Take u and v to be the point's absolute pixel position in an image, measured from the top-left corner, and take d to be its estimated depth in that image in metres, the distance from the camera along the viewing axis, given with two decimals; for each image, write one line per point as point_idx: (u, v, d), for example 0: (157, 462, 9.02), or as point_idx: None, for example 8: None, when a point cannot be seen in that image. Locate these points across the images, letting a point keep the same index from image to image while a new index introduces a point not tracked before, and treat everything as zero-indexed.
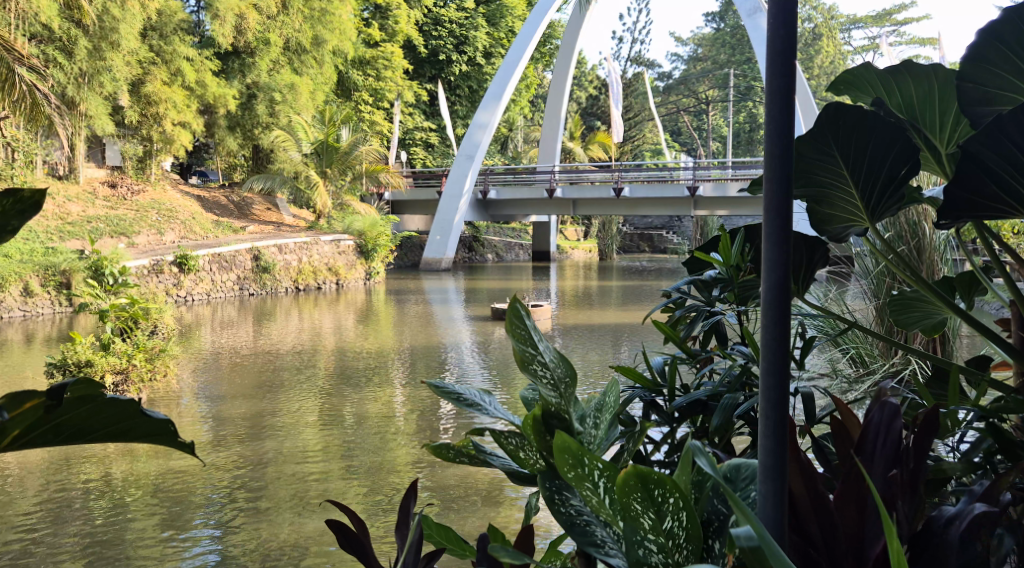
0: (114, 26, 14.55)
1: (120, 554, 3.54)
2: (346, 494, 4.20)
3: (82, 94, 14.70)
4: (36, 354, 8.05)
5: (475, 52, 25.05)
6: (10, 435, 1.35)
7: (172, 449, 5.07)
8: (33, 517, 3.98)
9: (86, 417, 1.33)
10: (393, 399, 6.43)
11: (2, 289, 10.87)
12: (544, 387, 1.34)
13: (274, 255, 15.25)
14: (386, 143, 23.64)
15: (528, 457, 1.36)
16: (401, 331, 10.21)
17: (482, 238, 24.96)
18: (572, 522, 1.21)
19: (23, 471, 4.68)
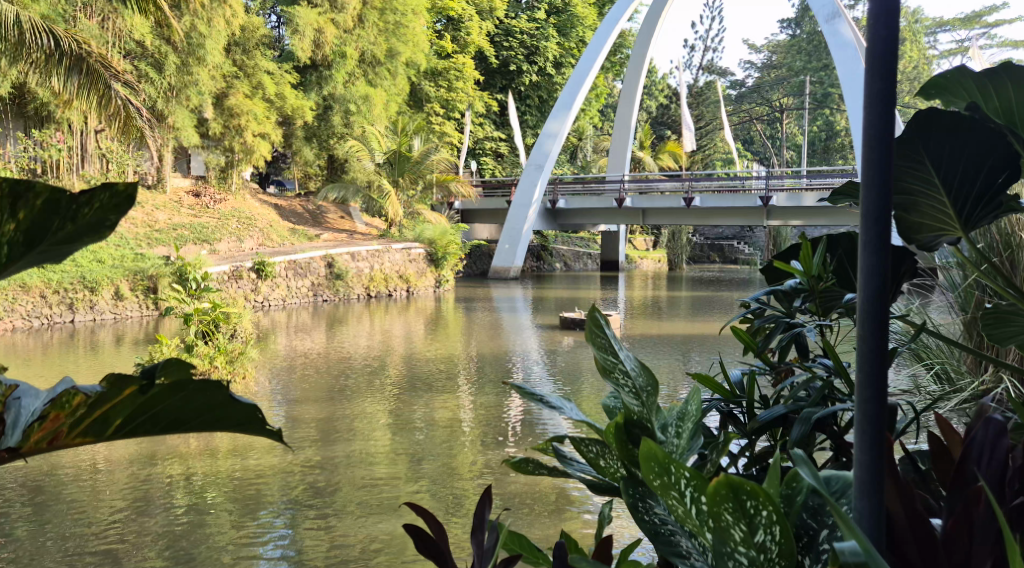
0: (201, 42, 15.06)
1: (198, 549, 3.62)
2: (411, 499, 4.21)
3: (171, 107, 15.17)
4: (123, 356, 8.33)
5: (546, 63, 25.10)
6: (111, 424, 1.28)
7: (249, 449, 5.19)
8: (119, 511, 4.11)
9: (181, 405, 1.24)
10: (460, 406, 6.45)
11: (94, 294, 11.27)
12: (627, 394, 1.32)
13: (347, 262, 15.55)
14: (458, 153, 23.79)
15: (608, 465, 1.33)
16: (465, 339, 10.24)
17: (551, 248, 24.98)
18: (655, 531, 1.18)
19: (111, 466, 4.85)
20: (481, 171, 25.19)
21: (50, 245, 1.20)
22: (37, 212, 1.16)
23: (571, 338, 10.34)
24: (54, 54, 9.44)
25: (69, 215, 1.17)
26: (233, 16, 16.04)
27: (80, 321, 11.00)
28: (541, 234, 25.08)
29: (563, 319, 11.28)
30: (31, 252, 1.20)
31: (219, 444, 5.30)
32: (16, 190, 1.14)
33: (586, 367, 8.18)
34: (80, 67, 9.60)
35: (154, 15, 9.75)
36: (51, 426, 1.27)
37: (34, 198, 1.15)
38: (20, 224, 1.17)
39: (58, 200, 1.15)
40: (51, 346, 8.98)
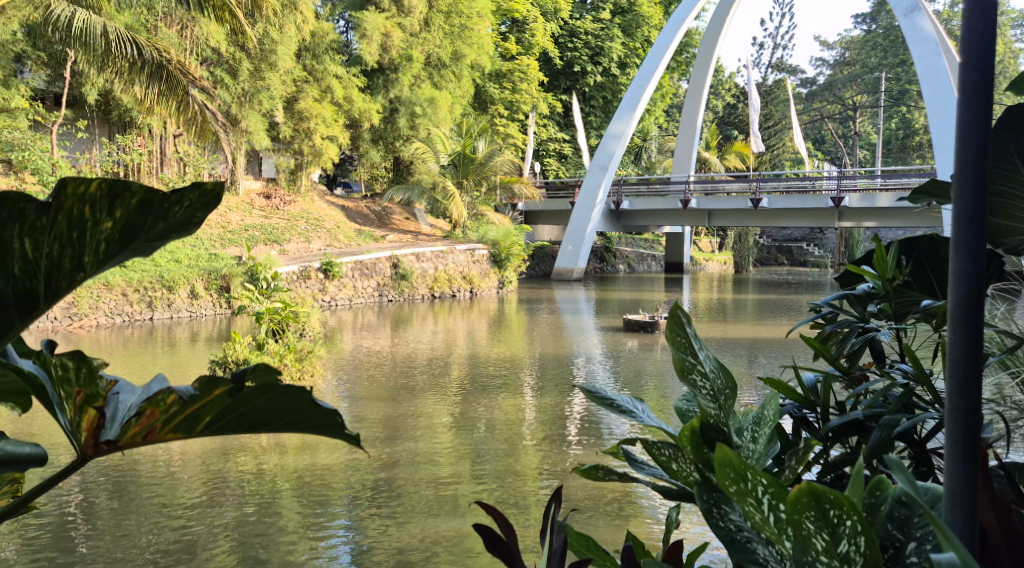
0: (273, 48, 15.38)
1: (266, 545, 3.64)
2: (471, 502, 4.19)
3: (244, 112, 15.52)
4: (198, 352, 8.56)
5: (611, 63, 24.99)
6: (200, 420, 1.15)
7: (317, 446, 5.27)
8: (192, 502, 4.20)
9: (266, 407, 1.11)
10: (522, 407, 6.45)
11: (172, 292, 11.60)
12: (703, 398, 1.22)
13: (412, 263, 15.70)
14: (522, 155, 23.82)
15: (682, 469, 1.22)
16: (528, 340, 10.25)
17: (615, 249, 24.85)
18: (733, 539, 1.06)
19: (187, 459, 4.99)
20: (544, 172, 25.15)
21: (147, 243, 1.09)
22: (133, 212, 1.05)
23: (633, 340, 10.30)
24: (136, 62, 9.77)
25: (160, 213, 1.06)
26: (304, 22, 16.36)
27: (158, 318, 11.32)
28: (605, 236, 24.96)
29: (625, 321, 11.24)
30: (126, 249, 1.08)
31: (288, 439, 5.40)
32: (111, 188, 1.03)
33: (648, 370, 8.12)
34: (160, 73, 9.89)
35: (229, 23, 9.98)
36: (146, 422, 1.13)
37: (131, 197, 1.04)
38: (118, 221, 1.06)
39: (153, 199, 1.04)
40: (132, 341, 9.29)
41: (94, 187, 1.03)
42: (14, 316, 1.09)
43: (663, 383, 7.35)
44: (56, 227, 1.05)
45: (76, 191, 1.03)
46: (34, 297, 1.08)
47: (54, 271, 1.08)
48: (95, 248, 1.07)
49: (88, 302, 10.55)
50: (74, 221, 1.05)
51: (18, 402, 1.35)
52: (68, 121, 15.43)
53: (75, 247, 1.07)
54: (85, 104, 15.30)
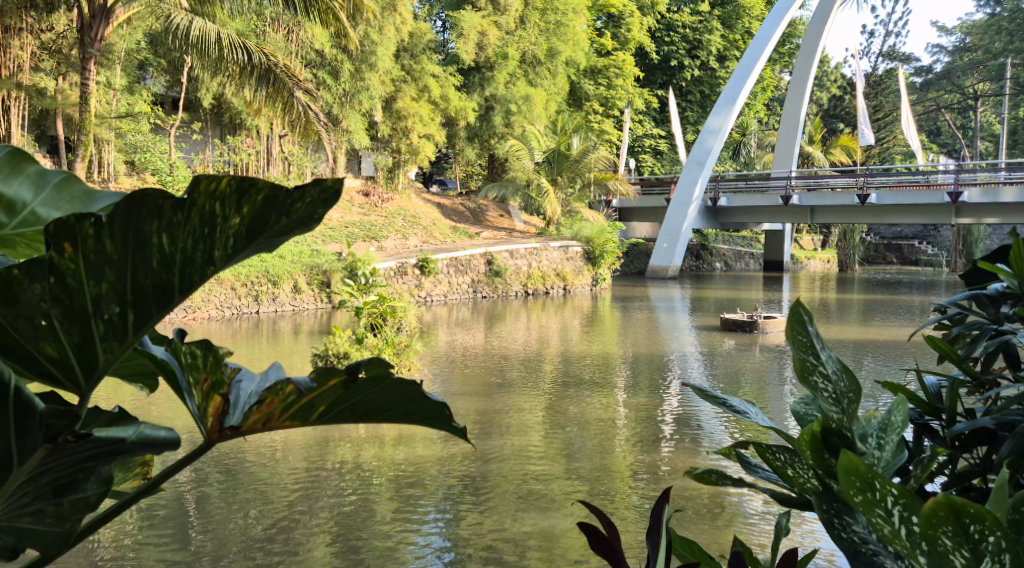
0: (373, 49, 15.69)
1: (364, 538, 3.67)
2: (565, 501, 4.16)
3: (344, 112, 15.92)
4: (301, 345, 8.80)
5: (709, 57, 24.58)
6: (315, 410, 1.03)
7: (414, 439, 5.34)
8: (292, 491, 4.29)
9: (375, 401, 1.03)
10: (615, 405, 6.40)
11: (277, 286, 11.93)
12: (825, 401, 0.92)
13: (506, 260, 15.80)
14: (617, 151, 23.66)
15: (798, 475, 0.98)
16: (625, 338, 10.17)
17: (711, 246, 24.52)
18: (861, 557, 0.86)
19: (289, 448, 5.14)
20: (639, 169, 24.87)
21: (273, 238, 0.84)
22: (261, 208, 0.82)
23: (730, 339, 10.10)
24: (246, 67, 10.13)
25: (283, 209, 0.82)
26: (403, 23, 16.66)
27: (264, 312, 11.69)
28: (701, 233, 24.60)
29: (723, 321, 11.05)
30: (253, 245, 0.84)
31: (386, 432, 5.50)
32: (240, 183, 0.81)
33: (746, 370, 7.97)
34: (267, 77, 10.19)
35: (333, 26, 10.18)
36: (266, 408, 1.00)
37: (257, 193, 0.81)
38: (246, 218, 0.82)
39: (280, 197, 0.81)
40: (239, 333, 9.62)
41: (227, 181, 0.82)
42: (148, 309, 0.85)
43: (761, 384, 7.20)
44: (190, 224, 0.84)
45: (209, 187, 0.83)
46: (168, 291, 0.85)
47: (189, 266, 0.85)
48: (223, 242, 0.83)
49: (201, 296, 10.99)
50: (206, 216, 0.83)
51: (144, 383, 1.25)
52: (184, 124, 16.14)
53: (204, 241, 0.84)
54: (199, 108, 15.99)
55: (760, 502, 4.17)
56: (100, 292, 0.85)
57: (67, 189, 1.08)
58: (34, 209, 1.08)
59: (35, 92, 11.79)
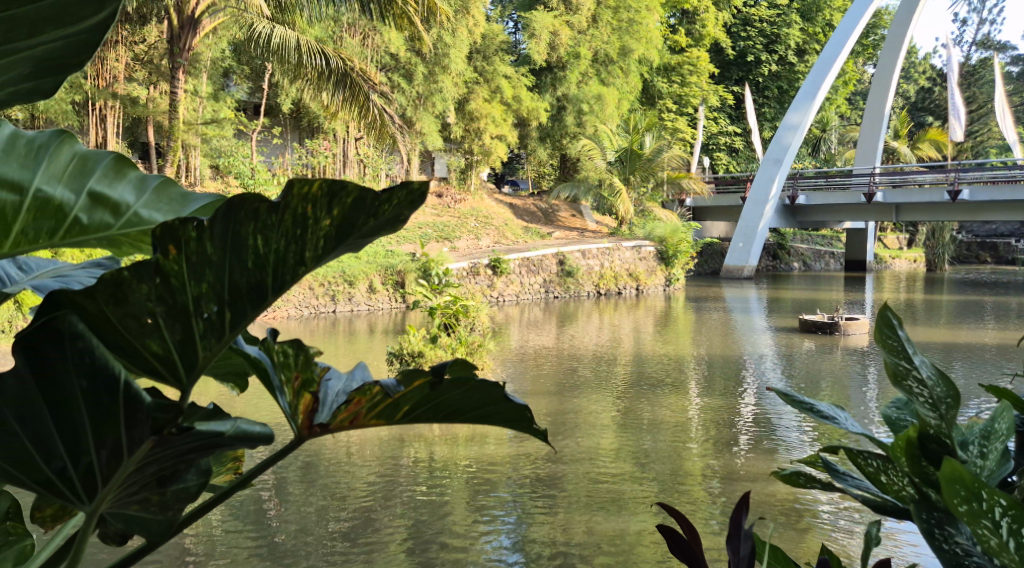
0: (446, 52, 15.83)
1: (438, 534, 3.72)
2: (639, 502, 4.14)
3: (418, 114, 16.11)
4: (376, 343, 8.95)
5: (788, 51, 24.09)
6: (400, 408, 1.04)
7: (486, 438, 5.38)
8: (367, 488, 4.36)
9: (462, 400, 1.04)
10: (688, 407, 6.33)
11: (352, 286, 12.14)
12: (921, 405, 0.89)
13: (578, 260, 15.78)
14: (692, 150, 23.41)
15: (892, 482, 0.95)
16: (699, 338, 10.06)
17: (789, 245, 24.08)
18: (955, 561, 0.84)
19: (363, 445, 5.23)
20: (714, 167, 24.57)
21: (360, 239, 0.86)
22: (350, 211, 0.84)
23: (809, 341, 9.89)
24: (324, 72, 10.32)
25: (371, 211, 0.84)
26: (476, 25, 16.78)
27: (341, 311, 11.90)
28: (779, 232, 24.18)
29: (802, 322, 10.83)
30: (343, 246, 0.86)
31: (459, 430, 5.55)
32: (331, 185, 0.84)
33: (825, 372, 7.82)
34: (344, 81, 10.38)
35: (408, 29, 10.28)
36: (353, 407, 1.02)
37: (347, 196, 0.84)
38: (335, 220, 0.84)
39: (368, 199, 0.83)
40: (316, 332, 9.85)
41: (319, 185, 0.84)
42: (243, 308, 0.88)
43: (841, 388, 7.03)
44: (283, 224, 0.86)
45: (301, 190, 0.85)
46: (262, 289, 0.87)
47: (281, 265, 0.87)
48: (314, 243, 0.86)
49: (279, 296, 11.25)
50: (298, 219, 0.85)
51: (236, 383, 1.28)
52: (265, 129, 16.53)
53: (296, 243, 0.86)
54: (279, 113, 16.37)
55: (842, 510, 4.07)
56: (201, 292, 0.87)
57: (165, 192, 1.14)
58: (136, 211, 1.11)
59: (127, 100, 12.23)
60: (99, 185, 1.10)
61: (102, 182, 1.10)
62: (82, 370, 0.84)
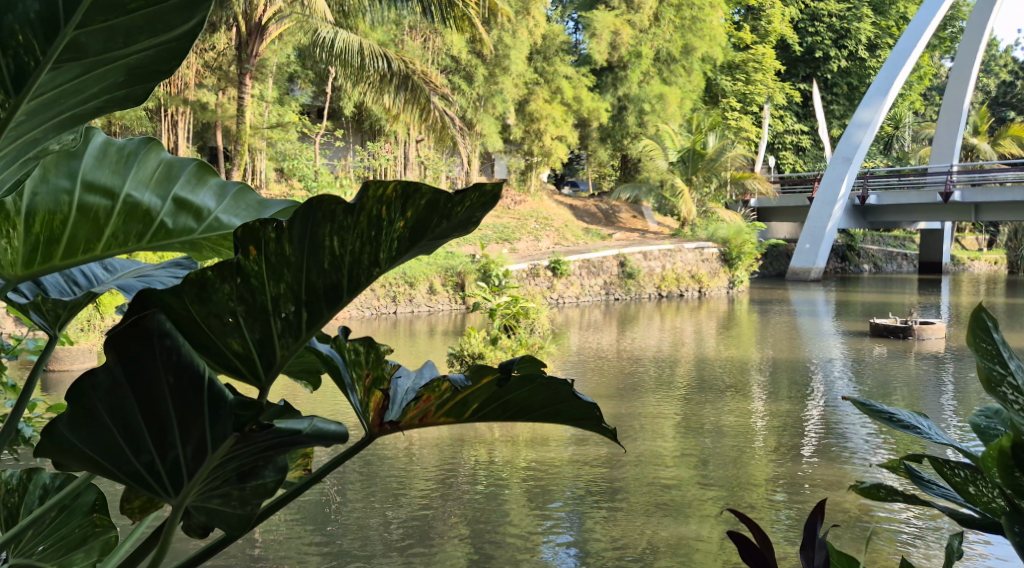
0: (506, 53, 15.88)
1: (496, 536, 3.74)
2: (702, 509, 4.09)
3: (479, 116, 16.18)
4: (437, 344, 9.02)
5: (858, 46, 23.55)
6: (468, 407, 1.06)
7: (546, 440, 5.38)
8: (428, 489, 4.40)
9: (531, 399, 1.04)
10: (753, 412, 6.25)
11: (413, 287, 12.27)
12: (1014, 414, 0.86)
13: (639, 261, 15.66)
14: (757, 149, 23.08)
15: (982, 493, 0.97)
16: (766, 342, 9.90)
17: (858, 247, 23.58)
18: None
19: (424, 446, 5.27)
20: (780, 166, 24.20)
21: (434, 241, 0.89)
22: (423, 214, 0.86)
23: (879, 346, 9.66)
24: (386, 74, 10.45)
25: (445, 212, 0.86)
26: (535, 25, 16.82)
27: (402, 312, 12.06)
28: (848, 233, 23.69)
29: (872, 325, 10.60)
30: (416, 247, 0.88)
31: (520, 432, 5.57)
32: (405, 187, 0.85)
33: (899, 379, 7.61)
34: (406, 84, 10.57)
35: (469, 31, 10.30)
36: (423, 405, 1.04)
37: (420, 198, 0.85)
38: (409, 222, 0.87)
39: (442, 200, 0.85)
40: (378, 333, 9.97)
41: (392, 187, 0.86)
42: (318, 308, 0.91)
43: (913, 395, 6.86)
44: (358, 226, 0.88)
45: (377, 191, 0.87)
46: (337, 290, 0.91)
47: (356, 268, 0.90)
48: (388, 244, 0.88)
49: None
50: (373, 221, 0.88)
51: (308, 380, 1.31)
52: (328, 132, 16.77)
53: (370, 244, 0.89)
54: (342, 116, 16.61)
55: (915, 521, 3.97)
56: (280, 291, 0.91)
57: (243, 198, 1.26)
58: (218, 217, 1.23)
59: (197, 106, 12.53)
60: (184, 191, 1.21)
61: (187, 188, 1.21)
62: (169, 365, 0.86)
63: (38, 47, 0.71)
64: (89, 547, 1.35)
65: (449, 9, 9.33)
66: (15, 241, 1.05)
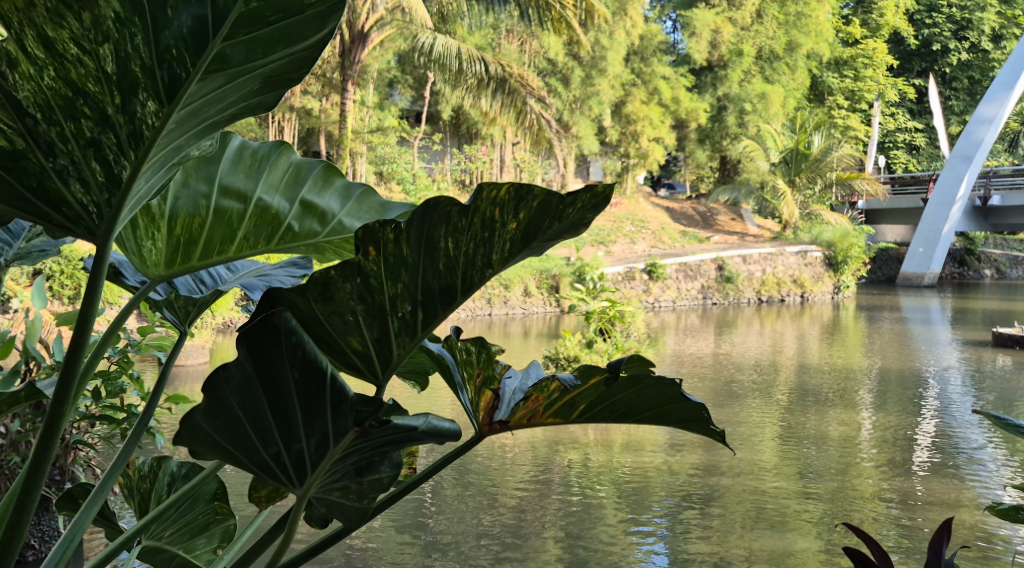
0: (603, 55, 15.83)
1: (589, 539, 3.73)
2: (804, 522, 3.98)
3: (575, 119, 16.25)
4: (531, 347, 9.05)
5: (981, 37, 22.46)
6: (577, 408, 1.07)
7: (640, 445, 5.33)
8: (521, 491, 4.41)
9: (637, 400, 1.05)
10: (859, 422, 6.06)
11: (507, 290, 12.35)
12: None
13: (738, 265, 15.33)
14: (866, 148, 22.36)
15: None
16: (873, 351, 9.54)
17: (979, 251, 22.53)
18: None
19: (517, 447, 5.29)
20: (891, 166, 23.47)
21: (545, 242, 0.90)
22: (535, 215, 0.88)
23: (1001, 357, 9.19)
24: (484, 78, 10.59)
25: (556, 215, 0.87)
26: (633, 25, 16.65)
27: (496, 314, 12.16)
28: (966, 236, 22.67)
29: (995, 334, 10.11)
30: (528, 248, 0.90)
31: (615, 436, 5.54)
32: (517, 190, 0.87)
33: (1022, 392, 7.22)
34: (503, 87, 10.76)
35: (567, 32, 10.30)
36: (532, 405, 1.04)
37: (533, 201, 0.87)
38: (522, 224, 0.88)
39: (553, 201, 0.86)
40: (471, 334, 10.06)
41: (505, 190, 0.87)
42: (434, 307, 0.93)
43: None
44: (472, 228, 0.90)
45: (490, 194, 0.88)
46: (451, 291, 0.93)
47: (469, 268, 0.92)
48: (500, 247, 0.90)
49: None
50: (486, 222, 0.89)
51: (417, 381, 1.33)
52: (427, 135, 17.03)
53: (484, 245, 0.90)
54: (440, 120, 16.95)
55: None
56: (397, 292, 0.93)
57: (366, 199, 1.29)
58: (340, 220, 1.27)
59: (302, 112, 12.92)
60: (310, 194, 1.25)
61: (312, 190, 1.26)
62: (296, 363, 0.89)
63: (188, 60, 0.76)
64: (210, 534, 1.44)
65: (546, 12, 9.35)
66: (156, 242, 1.10)
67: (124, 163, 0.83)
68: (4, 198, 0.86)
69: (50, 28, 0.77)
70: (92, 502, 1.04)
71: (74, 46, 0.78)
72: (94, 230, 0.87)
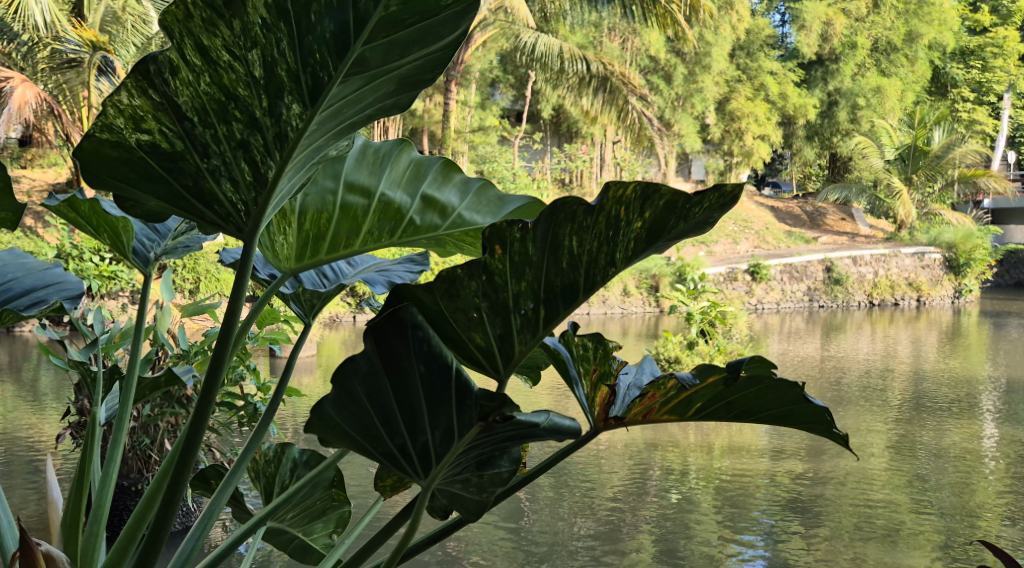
0: (708, 50, 15.59)
1: (686, 547, 3.67)
2: (916, 537, 3.82)
3: (677, 116, 16.21)
4: (631, 347, 8.96)
5: None
6: (693, 407, 1.05)
7: (741, 450, 5.23)
8: (617, 493, 4.38)
9: (759, 399, 1.03)
10: (982, 435, 5.77)
11: (607, 290, 12.30)
12: None
13: (848, 267, 14.78)
14: (995, 143, 21.22)
15: None
16: (998, 360, 9.03)
17: None
18: None
19: (616, 447, 5.27)
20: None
21: (670, 241, 0.89)
22: (661, 214, 0.87)
23: None
24: (586, 76, 10.58)
25: (683, 214, 0.86)
26: (739, 20, 16.19)
27: (595, 313, 12.11)
28: None
29: None
30: (653, 247, 0.89)
31: (715, 439, 5.46)
32: (645, 189, 0.86)
33: None
34: (605, 86, 10.74)
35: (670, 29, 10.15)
36: (647, 403, 1.03)
37: (659, 200, 0.86)
38: (647, 222, 0.88)
39: (680, 203, 0.85)
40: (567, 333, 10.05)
41: (632, 189, 0.87)
42: (556, 304, 0.94)
43: None
44: (597, 227, 0.90)
45: (617, 193, 0.88)
46: (573, 288, 0.93)
47: (593, 265, 0.92)
48: (624, 246, 0.90)
49: None
50: (612, 220, 0.89)
51: (529, 374, 1.35)
52: (528, 134, 17.11)
53: (608, 243, 0.90)
54: (541, 119, 17.04)
55: None
56: (520, 289, 0.94)
57: (485, 194, 1.31)
58: (461, 214, 1.29)
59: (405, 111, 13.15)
60: (432, 189, 1.27)
61: (433, 186, 1.27)
62: (421, 356, 0.91)
63: (332, 64, 0.79)
64: (328, 518, 1.48)
65: (649, 7, 9.25)
66: (289, 237, 1.16)
67: (269, 163, 0.87)
68: (165, 195, 0.91)
69: (206, 37, 0.81)
70: (227, 484, 1.09)
71: (226, 53, 0.81)
72: (242, 228, 0.91)
